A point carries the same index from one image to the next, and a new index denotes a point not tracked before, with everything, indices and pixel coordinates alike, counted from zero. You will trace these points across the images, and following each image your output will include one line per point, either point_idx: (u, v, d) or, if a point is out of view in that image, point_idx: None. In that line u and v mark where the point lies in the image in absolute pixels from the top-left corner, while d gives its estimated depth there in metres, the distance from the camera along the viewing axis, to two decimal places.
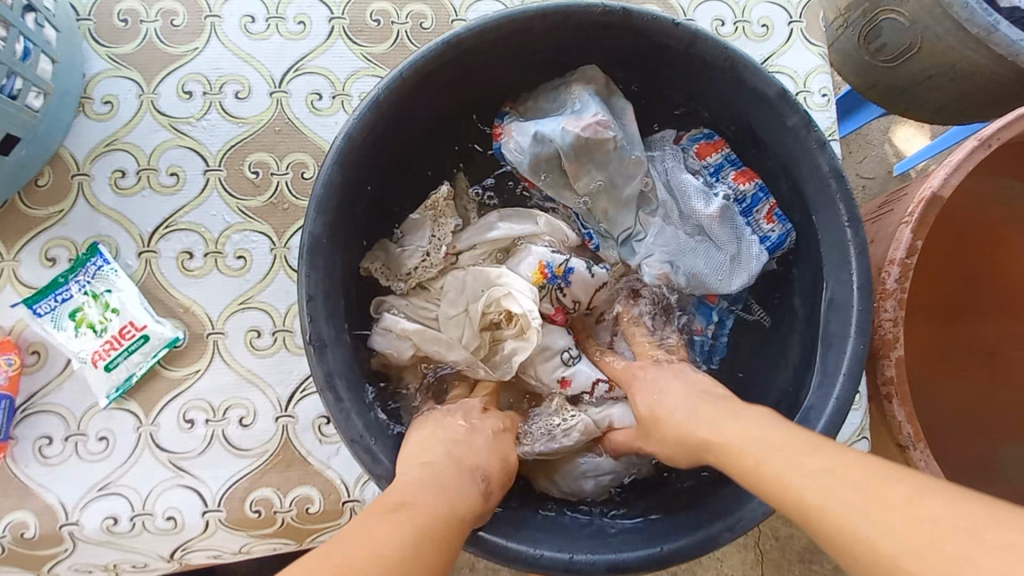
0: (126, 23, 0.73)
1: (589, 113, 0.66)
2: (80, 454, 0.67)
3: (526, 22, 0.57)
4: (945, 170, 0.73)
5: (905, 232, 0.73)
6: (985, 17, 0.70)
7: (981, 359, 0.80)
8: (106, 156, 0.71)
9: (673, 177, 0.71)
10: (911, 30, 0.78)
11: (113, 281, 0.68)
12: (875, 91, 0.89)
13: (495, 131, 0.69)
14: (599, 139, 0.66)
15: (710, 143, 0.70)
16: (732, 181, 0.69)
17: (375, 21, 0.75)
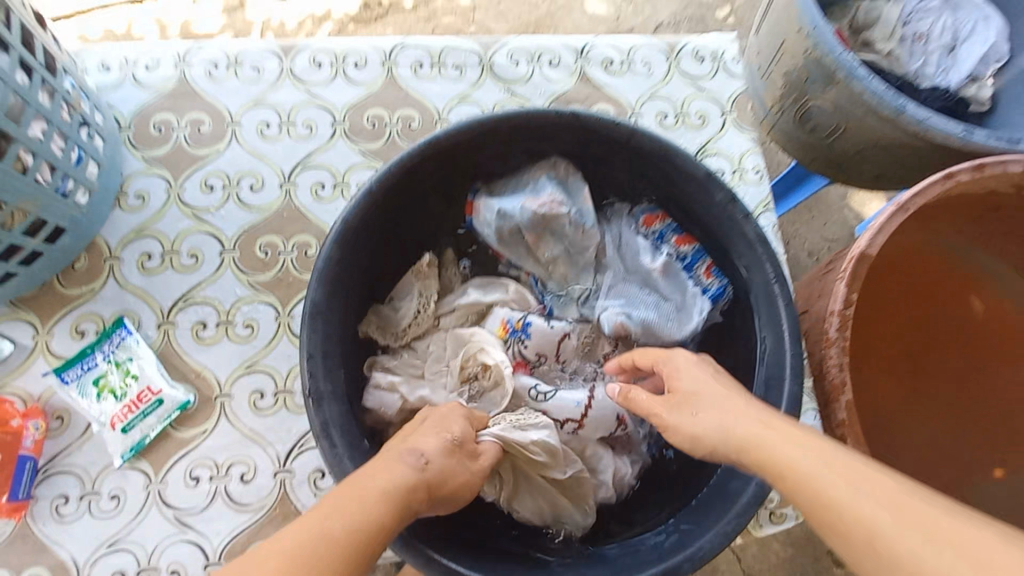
0: (160, 131, 0.87)
1: (549, 191, 0.78)
2: (94, 512, 0.72)
3: (494, 124, 0.70)
4: (870, 231, 0.79)
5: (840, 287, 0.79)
6: None
7: (950, 376, 0.83)
8: (135, 242, 0.82)
9: (625, 240, 0.83)
10: None
11: (134, 350, 0.76)
12: None
13: (470, 206, 0.81)
14: (555, 214, 0.78)
15: (652, 214, 0.80)
16: (674, 244, 0.79)
17: (371, 124, 0.89)
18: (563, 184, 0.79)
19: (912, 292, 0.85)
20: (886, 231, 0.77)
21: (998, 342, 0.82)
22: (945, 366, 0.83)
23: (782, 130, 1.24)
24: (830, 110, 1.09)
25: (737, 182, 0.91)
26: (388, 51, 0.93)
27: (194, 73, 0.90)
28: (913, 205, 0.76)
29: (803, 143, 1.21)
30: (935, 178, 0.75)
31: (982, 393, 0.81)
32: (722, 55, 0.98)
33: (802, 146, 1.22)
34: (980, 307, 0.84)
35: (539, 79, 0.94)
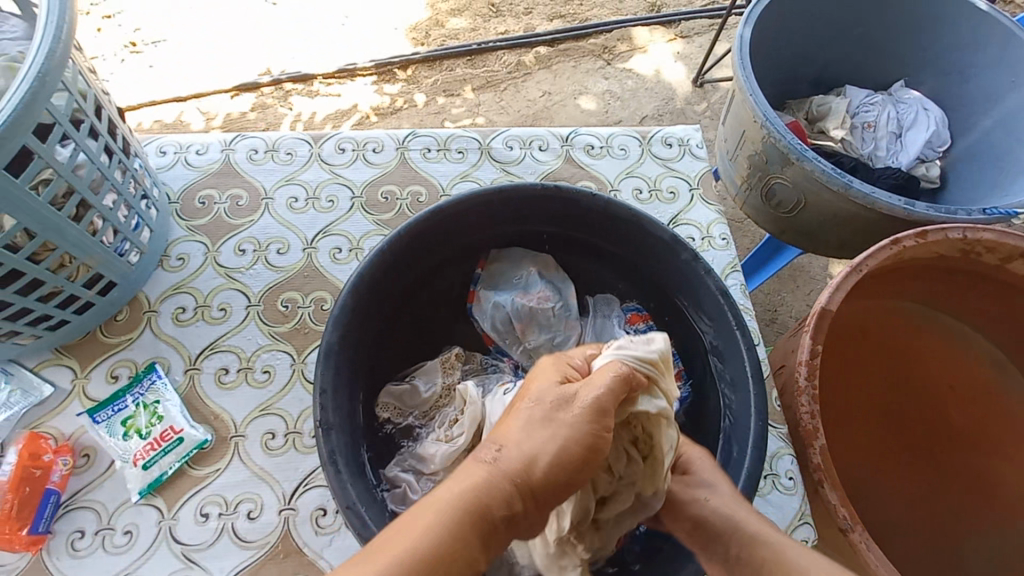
0: (203, 204, 1.01)
1: (543, 288, 0.93)
2: (107, 546, 0.77)
3: (489, 196, 0.83)
4: (828, 290, 0.88)
5: (805, 339, 0.86)
6: (840, 179, 1.12)
7: (905, 412, 0.93)
8: (172, 297, 0.93)
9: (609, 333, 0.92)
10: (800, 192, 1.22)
11: (162, 393, 0.85)
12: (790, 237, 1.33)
13: (471, 294, 0.94)
14: (541, 308, 0.92)
15: (638, 314, 0.92)
16: None
17: (385, 198, 1.03)
18: (555, 283, 0.94)
19: (870, 343, 0.95)
20: (842, 290, 0.87)
21: (941, 382, 0.94)
22: (901, 404, 0.93)
23: (751, 205, 1.38)
24: (790, 187, 1.24)
25: (705, 247, 1.03)
26: (402, 139, 1.09)
27: (236, 157, 1.05)
28: (865, 268, 0.86)
29: (771, 216, 1.35)
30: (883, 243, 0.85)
31: (933, 429, 0.92)
32: (688, 142, 1.14)
33: (771, 219, 1.36)
34: (924, 351, 0.95)
35: (530, 161, 1.10)
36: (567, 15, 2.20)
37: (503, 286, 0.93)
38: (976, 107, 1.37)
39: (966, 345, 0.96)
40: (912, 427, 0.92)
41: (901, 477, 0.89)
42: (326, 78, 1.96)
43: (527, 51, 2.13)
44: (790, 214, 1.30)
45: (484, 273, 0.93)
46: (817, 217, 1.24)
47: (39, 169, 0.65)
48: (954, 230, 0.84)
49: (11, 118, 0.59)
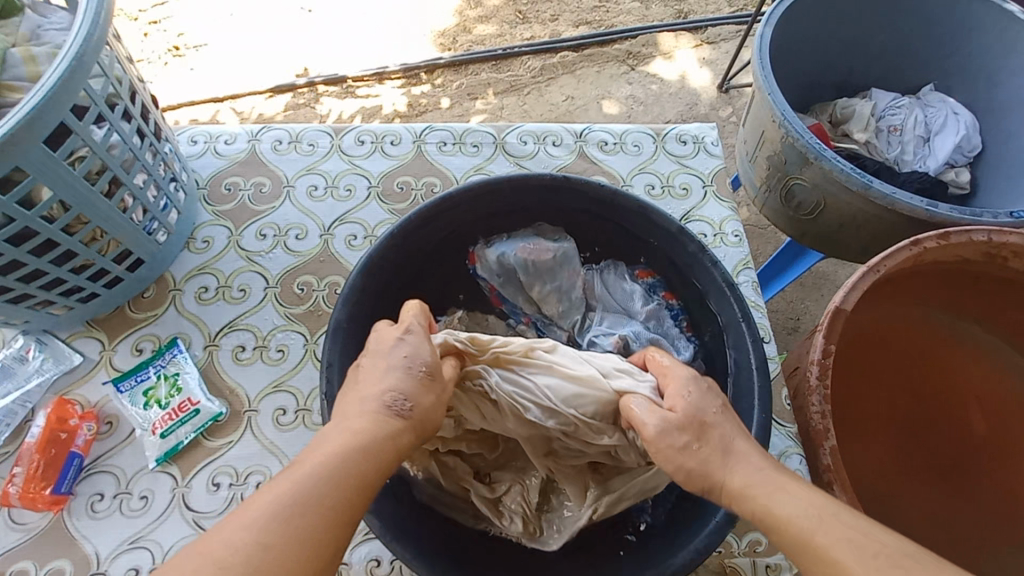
0: (229, 190, 1.06)
1: (545, 238, 0.93)
2: (123, 510, 0.80)
3: (498, 184, 0.84)
4: (842, 291, 0.86)
5: (819, 339, 0.85)
6: (860, 179, 1.10)
7: (928, 424, 0.90)
8: (196, 277, 0.97)
9: (613, 283, 0.94)
10: (818, 192, 1.21)
11: (182, 366, 0.89)
12: (808, 238, 1.33)
13: (471, 256, 0.93)
14: (544, 259, 0.91)
15: (647, 269, 0.92)
16: (663, 296, 0.91)
17: (400, 188, 1.06)
18: (558, 236, 0.94)
19: (892, 350, 0.92)
20: (858, 291, 0.85)
21: (969, 394, 0.91)
22: (923, 415, 0.90)
23: (770, 207, 1.37)
24: (809, 188, 1.23)
25: (717, 244, 1.03)
26: (419, 132, 1.12)
27: (262, 147, 1.10)
28: (883, 267, 0.84)
29: (791, 219, 1.33)
30: (903, 244, 0.84)
31: (960, 442, 0.88)
32: (703, 139, 1.14)
33: (790, 221, 1.34)
34: (952, 362, 0.92)
35: (543, 156, 1.11)
36: (592, 22, 2.22)
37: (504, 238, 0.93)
38: (1008, 110, 1.33)
39: (1000, 360, 0.91)
40: (935, 438, 0.89)
41: (912, 482, 0.87)
42: (355, 81, 2.03)
43: (551, 56, 2.15)
44: (810, 216, 1.28)
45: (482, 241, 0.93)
46: (836, 216, 1.22)
47: (75, 146, 0.70)
48: (977, 231, 0.83)
49: (51, 95, 0.64)
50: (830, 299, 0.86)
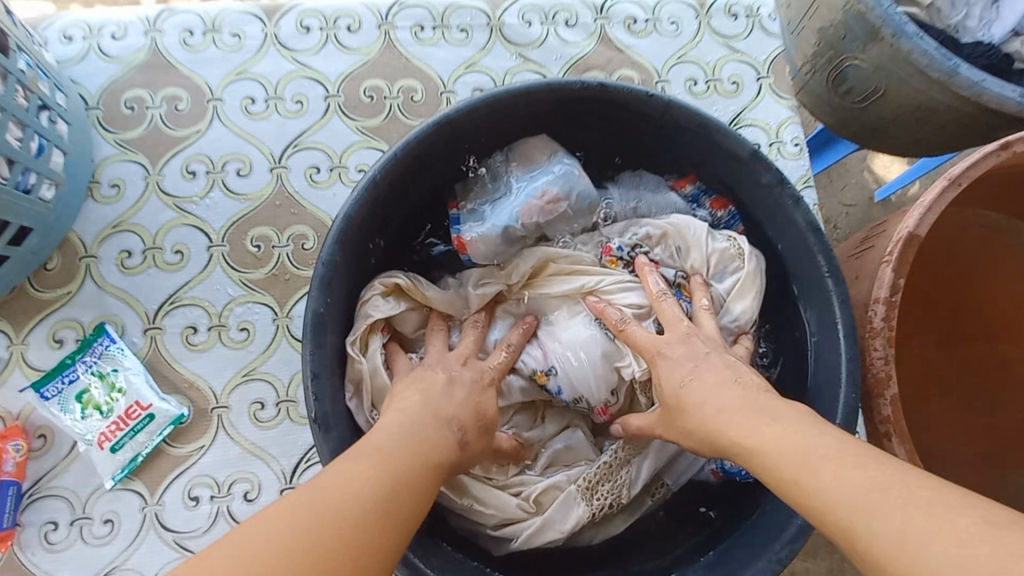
0: (133, 110, 0.77)
1: (526, 149, 0.69)
2: (86, 538, 0.67)
3: (509, 100, 0.61)
4: (918, 211, 0.71)
5: (886, 272, 0.71)
6: (945, 61, 0.66)
7: (967, 385, 0.75)
8: (113, 238, 0.73)
9: (637, 196, 0.73)
10: (875, 75, 0.74)
11: (119, 361, 0.69)
12: (848, 128, 0.86)
13: (460, 245, 0.69)
14: (554, 208, 0.67)
15: (683, 175, 0.71)
16: (710, 207, 0.71)
17: (369, 97, 0.80)
18: (545, 142, 0.69)
19: (946, 289, 0.77)
20: (934, 211, 0.71)
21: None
22: (960, 374, 0.75)
23: (807, 96, 0.86)
24: (869, 70, 0.74)
25: (774, 156, 0.83)
26: (383, 12, 0.82)
27: (166, 42, 0.79)
28: (964, 179, 0.70)
29: (835, 105, 0.84)
30: (990, 149, 0.68)
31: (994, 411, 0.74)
32: (758, 11, 0.88)
33: (839, 110, 0.84)
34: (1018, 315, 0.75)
35: (554, 42, 0.84)
36: None
37: (478, 186, 0.70)
38: None
39: None
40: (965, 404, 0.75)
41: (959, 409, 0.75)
42: None
43: None
44: (858, 107, 0.80)
45: (460, 211, 0.70)
46: (887, 115, 0.78)
47: None
48: None
49: None
50: (903, 224, 0.72)
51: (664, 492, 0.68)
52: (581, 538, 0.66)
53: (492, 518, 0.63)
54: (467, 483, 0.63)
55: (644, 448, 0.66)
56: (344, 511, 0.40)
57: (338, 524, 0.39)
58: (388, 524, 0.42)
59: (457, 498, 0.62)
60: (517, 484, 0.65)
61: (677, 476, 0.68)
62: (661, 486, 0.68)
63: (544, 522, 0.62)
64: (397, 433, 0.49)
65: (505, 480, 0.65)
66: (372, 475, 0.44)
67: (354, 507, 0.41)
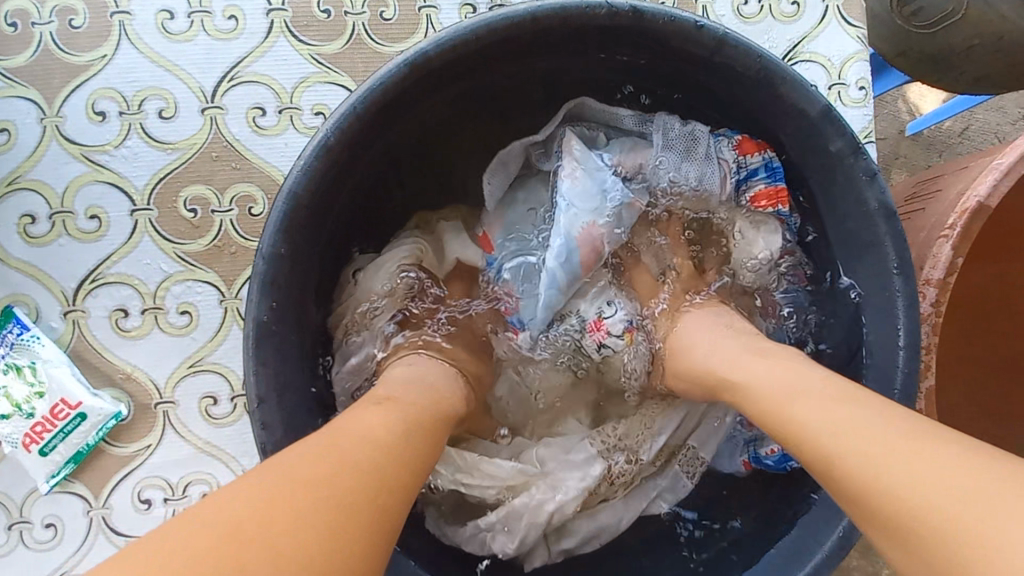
0: (15, 28, 0.59)
1: (580, 231, 0.54)
2: (28, 543, 0.60)
3: (509, 31, 0.45)
4: (991, 176, 0.59)
5: (942, 248, 0.59)
6: None
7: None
8: (11, 199, 0.59)
9: (682, 163, 0.57)
10: None
11: (36, 351, 0.58)
12: (905, 60, 0.65)
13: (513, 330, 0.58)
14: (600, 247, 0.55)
15: (756, 138, 0.56)
16: (757, 196, 0.58)
17: (325, 13, 0.61)
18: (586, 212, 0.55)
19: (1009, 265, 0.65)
20: (1013, 177, 0.59)
21: None
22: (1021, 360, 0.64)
23: (869, 19, 0.67)
24: None
25: (832, 102, 0.67)
26: None
27: None
28: None
29: (891, 33, 0.65)
30: None
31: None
32: None
33: (895, 40, 0.65)
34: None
35: None
36: None
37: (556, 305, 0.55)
38: None
39: None
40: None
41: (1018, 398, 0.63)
42: None
43: None
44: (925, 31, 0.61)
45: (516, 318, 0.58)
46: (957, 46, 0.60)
47: None
48: None
49: None
50: (973, 192, 0.59)
51: (692, 459, 0.60)
52: (601, 519, 0.58)
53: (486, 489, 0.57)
54: (456, 451, 0.57)
55: (660, 411, 0.59)
56: (366, 455, 0.35)
57: (361, 468, 0.34)
58: (413, 472, 0.36)
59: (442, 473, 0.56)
60: (513, 446, 0.59)
61: (707, 442, 0.60)
62: (688, 450, 0.60)
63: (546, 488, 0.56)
64: (407, 386, 0.45)
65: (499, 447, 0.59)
66: (397, 423, 0.39)
67: (378, 452, 0.35)
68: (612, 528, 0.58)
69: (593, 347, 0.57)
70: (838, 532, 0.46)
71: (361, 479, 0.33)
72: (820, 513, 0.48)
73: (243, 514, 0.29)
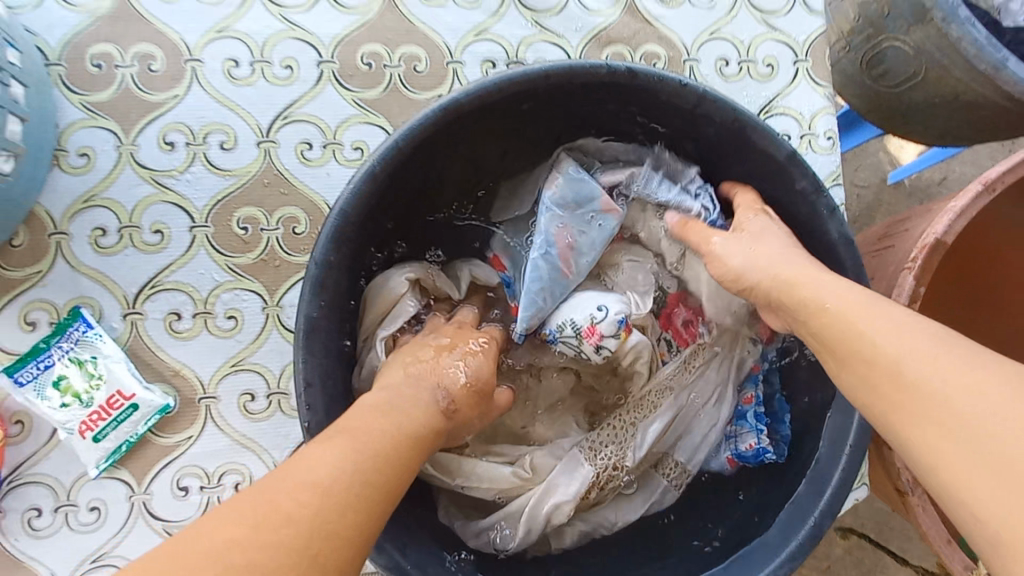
0: (100, 69, 0.69)
1: (562, 233, 0.63)
2: (72, 525, 0.64)
3: (527, 85, 0.55)
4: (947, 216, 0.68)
5: (906, 278, 0.68)
6: (994, 52, 0.58)
7: None
8: (84, 214, 0.68)
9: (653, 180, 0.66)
10: (916, 58, 0.65)
11: (98, 347, 0.66)
12: (876, 115, 0.77)
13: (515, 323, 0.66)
14: (575, 245, 0.63)
15: (728, 168, 0.64)
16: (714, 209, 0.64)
17: (367, 65, 0.72)
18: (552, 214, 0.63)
19: (961, 290, 0.75)
20: (963, 219, 0.67)
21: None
22: None
23: (837, 78, 0.77)
24: (910, 54, 0.66)
25: (804, 149, 0.77)
26: None
27: None
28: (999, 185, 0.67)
29: (865, 91, 0.75)
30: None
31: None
32: None
33: (866, 97, 0.75)
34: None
35: (575, 10, 0.75)
36: None
37: (541, 295, 0.62)
38: None
39: None
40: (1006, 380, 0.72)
41: None
42: None
43: None
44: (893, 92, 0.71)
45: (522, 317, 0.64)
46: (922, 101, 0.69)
47: None
48: None
49: None
50: (930, 229, 0.68)
51: (679, 472, 0.66)
52: (595, 520, 0.65)
53: (487, 489, 0.63)
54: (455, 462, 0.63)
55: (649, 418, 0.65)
56: (328, 510, 0.40)
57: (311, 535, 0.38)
58: (375, 516, 0.42)
59: (447, 479, 0.63)
60: (511, 452, 0.66)
61: (691, 455, 0.66)
62: (674, 465, 0.66)
63: (544, 488, 0.62)
64: (383, 410, 0.49)
65: (497, 455, 0.66)
66: (359, 458, 0.43)
67: (327, 493, 0.40)
68: (606, 528, 0.65)
69: (591, 350, 0.62)
70: (808, 525, 0.53)
71: (306, 525, 0.38)
72: (794, 508, 0.55)
73: (203, 552, 0.36)
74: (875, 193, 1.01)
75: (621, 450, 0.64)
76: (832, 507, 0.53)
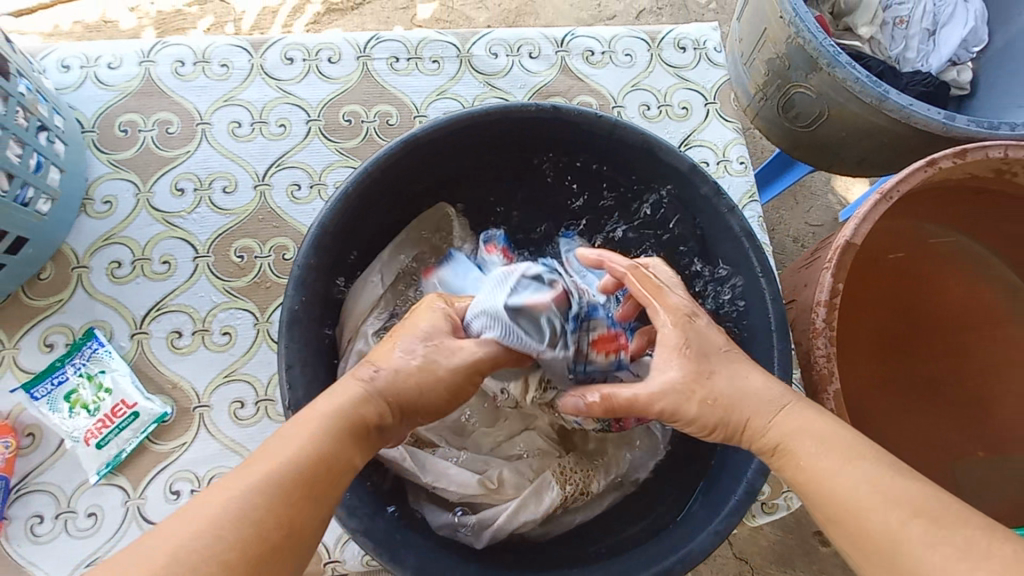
0: (126, 133, 0.84)
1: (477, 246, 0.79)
2: (71, 530, 0.69)
3: (471, 121, 0.68)
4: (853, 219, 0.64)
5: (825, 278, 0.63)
6: (874, 88, 0.72)
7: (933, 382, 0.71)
8: (104, 249, 0.79)
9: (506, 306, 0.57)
10: (819, 101, 0.80)
11: (106, 362, 0.74)
12: (802, 150, 0.90)
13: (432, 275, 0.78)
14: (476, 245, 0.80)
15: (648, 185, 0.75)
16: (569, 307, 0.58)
17: (348, 120, 0.87)
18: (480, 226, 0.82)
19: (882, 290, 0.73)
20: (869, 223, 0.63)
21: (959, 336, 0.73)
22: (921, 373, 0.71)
23: (760, 121, 0.92)
24: (815, 96, 0.80)
25: (721, 174, 0.91)
26: (362, 45, 0.90)
27: (158, 71, 0.86)
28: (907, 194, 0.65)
29: (786, 134, 0.90)
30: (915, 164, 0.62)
31: (984, 411, 0.69)
32: (704, 44, 0.97)
33: (788, 135, 0.90)
34: (985, 304, 0.73)
35: (518, 72, 0.92)
36: None
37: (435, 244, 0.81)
38: None
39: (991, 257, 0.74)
40: (939, 406, 0.70)
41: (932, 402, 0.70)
42: None
43: None
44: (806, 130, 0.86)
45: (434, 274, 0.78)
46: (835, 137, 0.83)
47: None
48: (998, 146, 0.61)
49: None
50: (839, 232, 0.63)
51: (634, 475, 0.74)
52: (553, 523, 0.70)
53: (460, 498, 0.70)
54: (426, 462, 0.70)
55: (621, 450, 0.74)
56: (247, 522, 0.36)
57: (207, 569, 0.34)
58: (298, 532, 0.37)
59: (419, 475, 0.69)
60: (483, 462, 0.72)
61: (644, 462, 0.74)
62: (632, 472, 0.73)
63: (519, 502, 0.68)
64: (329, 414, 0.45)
65: (467, 458, 0.72)
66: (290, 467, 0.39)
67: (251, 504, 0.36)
68: (563, 524, 0.70)
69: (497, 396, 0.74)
70: (742, 482, 0.59)
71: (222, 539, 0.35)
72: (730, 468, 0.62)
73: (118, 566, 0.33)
74: (830, 228, 1.18)
75: (590, 478, 0.72)
76: (761, 465, 0.59)
